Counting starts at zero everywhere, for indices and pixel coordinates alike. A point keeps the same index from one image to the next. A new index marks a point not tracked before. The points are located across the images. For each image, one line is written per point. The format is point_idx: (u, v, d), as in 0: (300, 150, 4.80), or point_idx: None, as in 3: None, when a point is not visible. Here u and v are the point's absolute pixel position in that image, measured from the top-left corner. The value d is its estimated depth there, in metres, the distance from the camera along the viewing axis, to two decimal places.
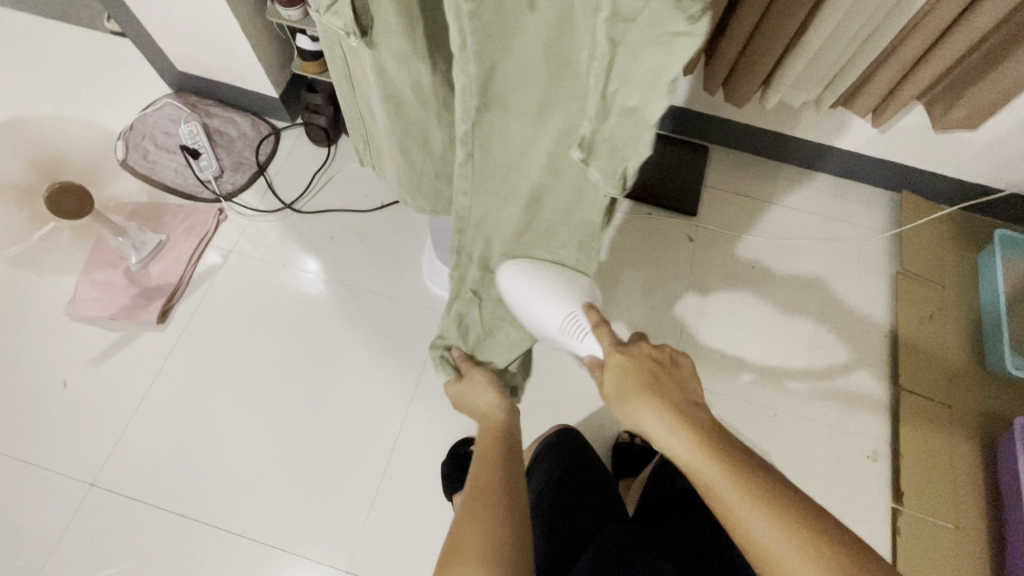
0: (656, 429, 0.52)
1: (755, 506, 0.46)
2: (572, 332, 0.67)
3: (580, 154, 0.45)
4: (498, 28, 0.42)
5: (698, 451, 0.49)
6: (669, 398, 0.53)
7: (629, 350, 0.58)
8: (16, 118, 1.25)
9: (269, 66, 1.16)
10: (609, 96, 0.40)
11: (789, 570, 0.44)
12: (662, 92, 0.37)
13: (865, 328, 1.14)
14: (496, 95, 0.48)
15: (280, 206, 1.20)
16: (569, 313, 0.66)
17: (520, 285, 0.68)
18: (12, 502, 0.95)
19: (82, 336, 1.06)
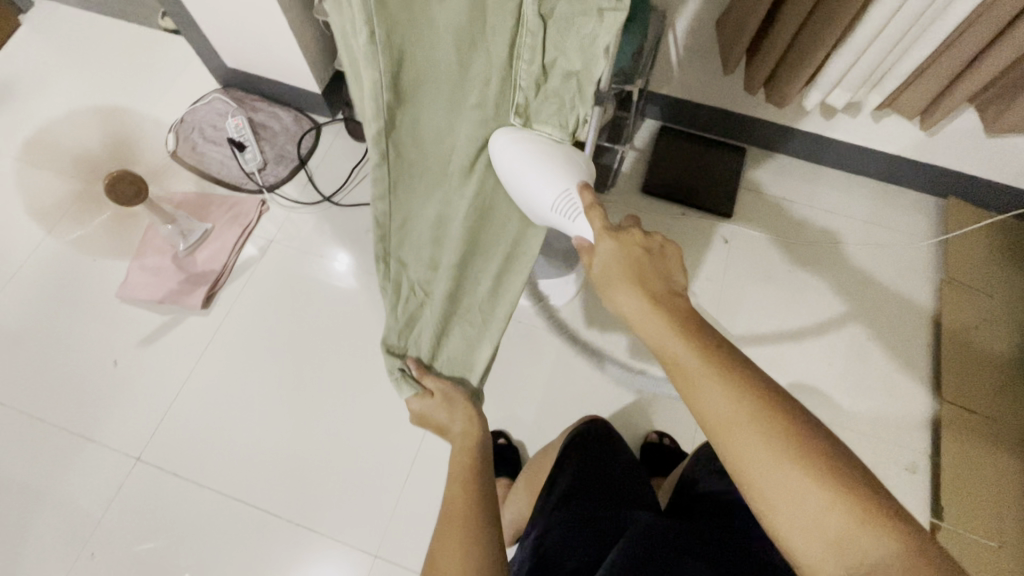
0: (627, 307, 0.53)
1: (714, 378, 0.46)
2: (563, 213, 0.63)
3: (520, 120, 0.63)
4: (406, 16, 0.51)
5: (669, 330, 0.50)
6: (648, 283, 0.54)
7: (620, 236, 0.58)
8: (77, 111, 1.32)
9: (314, 62, 1.20)
10: (547, 68, 0.58)
11: (737, 441, 0.45)
12: (592, 55, 0.56)
13: (905, 336, 1.11)
14: (411, 89, 0.58)
15: (319, 198, 1.24)
16: (564, 192, 0.62)
17: (515, 150, 0.62)
18: (64, 473, 1.00)
19: (132, 318, 1.11)
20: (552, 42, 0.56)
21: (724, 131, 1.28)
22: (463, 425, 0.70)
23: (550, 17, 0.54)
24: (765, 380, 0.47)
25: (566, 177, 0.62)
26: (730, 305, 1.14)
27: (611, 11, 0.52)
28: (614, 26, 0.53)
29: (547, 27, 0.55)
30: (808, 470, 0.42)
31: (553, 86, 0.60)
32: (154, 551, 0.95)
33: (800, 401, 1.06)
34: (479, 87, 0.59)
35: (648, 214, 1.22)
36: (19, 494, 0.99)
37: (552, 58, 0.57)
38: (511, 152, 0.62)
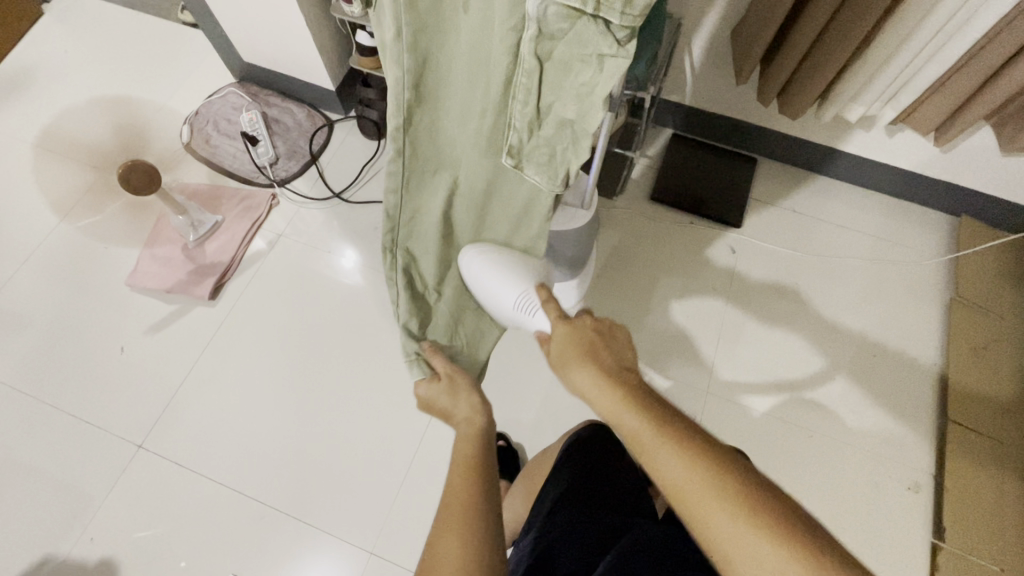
0: (581, 383, 0.53)
1: (670, 449, 0.44)
2: (525, 308, 0.69)
3: (512, 160, 0.61)
4: (427, 23, 0.55)
5: (621, 404, 0.49)
6: (602, 362, 0.54)
7: (573, 322, 0.59)
8: (95, 100, 1.34)
9: (329, 59, 1.21)
10: (547, 109, 0.55)
11: (702, 516, 0.42)
12: (591, 103, 0.51)
13: (912, 354, 1.10)
14: (427, 94, 0.62)
15: (329, 194, 1.24)
16: (523, 292, 0.69)
17: (478, 271, 0.74)
18: (68, 457, 1.01)
19: (140, 306, 1.13)
20: (549, 84, 0.53)
21: (736, 141, 1.27)
22: (468, 406, 0.65)
23: (549, 58, 0.50)
24: (722, 450, 0.45)
25: (522, 281, 0.70)
26: (735, 316, 1.13)
27: (612, 58, 0.47)
28: (614, 71, 0.48)
29: (546, 66, 0.51)
30: (773, 540, 0.39)
31: (545, 132, 0.57)
32: (152, 538, 0.96)
33: (802, 415, 1.05)
34: (483, 107, 0.60)
35: (655, 221, 1.22)
36: (23, 475, 1.00)
37: (549, 103, 0.54)
38: (477, 269, 0.74)
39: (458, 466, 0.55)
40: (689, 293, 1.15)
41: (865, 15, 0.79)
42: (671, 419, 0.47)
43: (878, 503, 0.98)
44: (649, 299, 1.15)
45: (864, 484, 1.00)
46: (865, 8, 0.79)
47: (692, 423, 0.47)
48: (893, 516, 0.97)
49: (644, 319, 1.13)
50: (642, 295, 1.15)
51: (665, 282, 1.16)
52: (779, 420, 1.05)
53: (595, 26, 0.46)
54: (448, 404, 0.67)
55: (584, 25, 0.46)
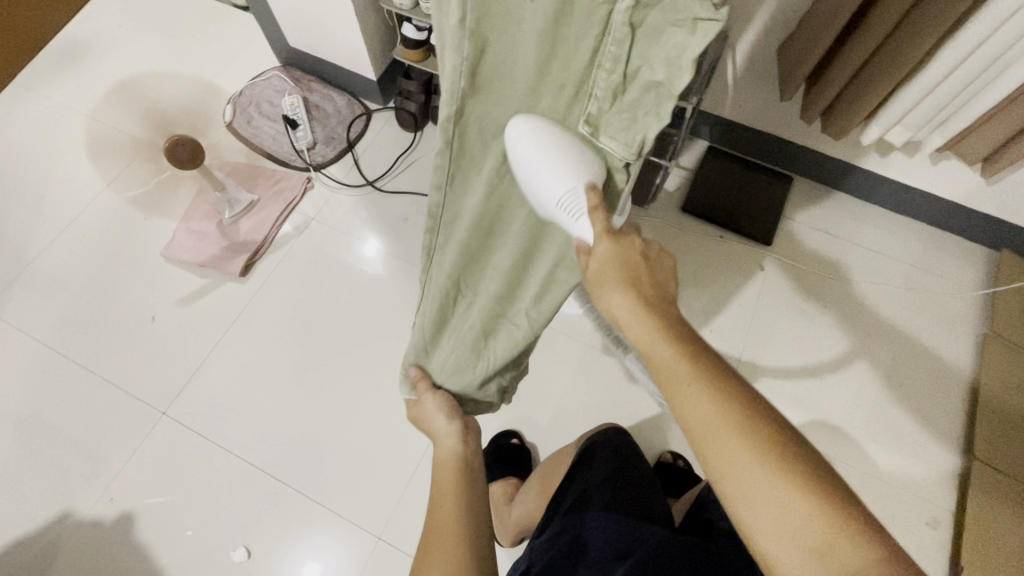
0: (618, 309, 0.53)
1: (700, 387, 0.45)
2: (567, 210, 0.58)
3: (588, 128, 0.57)
4: (495, 9, 0.49)
5: (657, 335, 0.49)
6: (640, 287, 0.53)
7: (619, 240, 0.56)
8: (145, 75, 1.38)
9: (373, 50, 1.23)
10: (632, 75, 0.52)
11: (723, 456, 0.43)
12: (683, 67, 0.49)
13: (940, 389, 1.07)
14: (485, 80, 0.55)
15: (363, 182, 1.26)
16: (570, 190, 0.56)
17: (526, 136, 0.56)
18: (95, 417, 1.04)
19: (173, 277, 1.15)
20: (637, 52, 0.50)
21: (772, 158, 1.26)
22: (444, 419, 0.73)
23: (640, 26, 0.49)
24: (746, 391, 0.46)
25: (576, 172, 0.56)
26: (759, 334, 1.12)
27: (707, 21, 0.46)
28: (708, 35, 0.47)
29: (636, 34, 0.49)
30: (790, 481, 0.41)
31: (627, 100, 0.54)
32: (169, 504, 0.99)
33: (822, 439, 1.04)
34: (556, 87, 0.56)
35: (685, 233, 1.21)
36: (51, 434, 1.03)
37: (635, 68, 0.51)
38: (528, 138, 0.56)
39: (450, 483, 0.61)
40: (714, 307, 1.15)
41: (919, 41, 0.78)
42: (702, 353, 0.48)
43: (893, 535, 0.97)
44: None
45: (880, 515, 0.98)
46: (921, 31, 0.77)
47: (716, 355, 0.48)
48: (909, 551, 0.96)
49: None
50: None
51: (689, 296, 1.15)
52: None
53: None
54: (430, 421, 0.74)
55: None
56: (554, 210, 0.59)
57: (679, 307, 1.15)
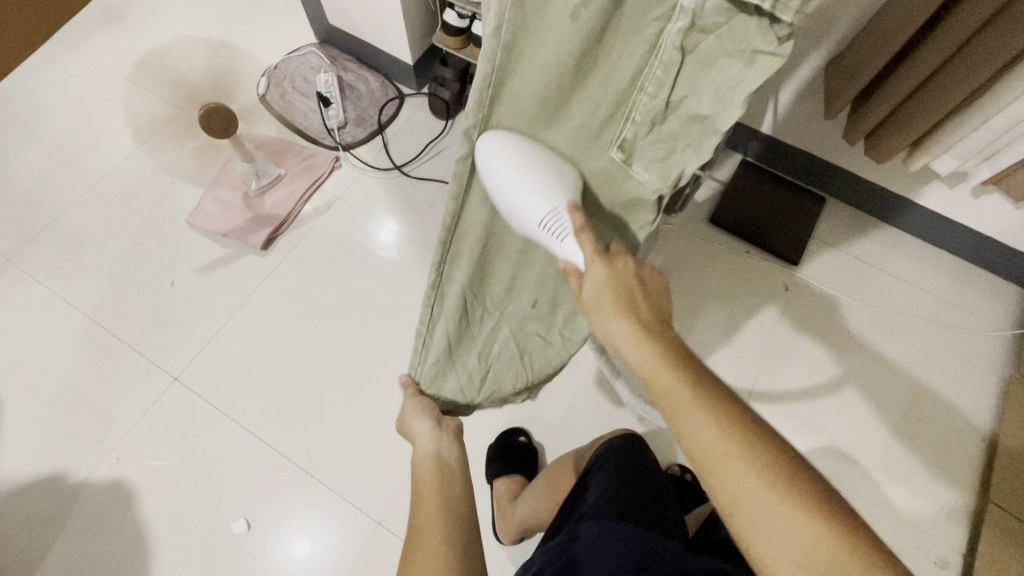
0: (618, 337, 0.50)
1: (702, 411, 0.43)
2: (551, 231, 0.54)
3: (620, 156, 0.54)
4: (533, 19, 0.45)
5: (659, 362, 0.47)
6: (639, 310, 0.51)
7: (614, 263, 0.53)
8: (183, 40, 1.38)
9: (413, 34, 1.22)
10: (677, 102, 0.49)
11: (735, 487, 0.41)
12: (734, 103, 0.47)
13: (960, 427, 1.05)
14: (512, 96, 0.51)
15: (390, 166, 1.25)
16: (553, 209, 0.53)
17: (500, 156, 0.52)
18: (109, 374, 1.05)
19: (196, 244, 1.15)
20: (684, 78, 0.47)
21: (806, 177, 1.23)
22: (428, 422, 0.70)
23: (691, 51, 0.46)
24: (748, 414, 0.44)
25: (557, 193, 0.53)
26: (778, 355, 1.11)
27: (767, 55, 0.44)
28: (766, 71, 0.44)
29: (686, 59, 0.46)
30: (807, 513, 0.39)
31: (667, 129, 0.51)
32: (175, 469, 0.99)
33: (833, 467, 1.02)
34: (587, 109, 0.52)
35: (712, 245, 1.19)
36: (65, 389, 1.04)
37: (679, 97, 0.49)
38: (500, 158, 0.52)
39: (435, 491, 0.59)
40: (735, 323, 1.13)
41: (977, 73, 0.76)
42: (700, 374, 0.46)
43: None
44: (692, 323, 1.13)
45: (887, 550, 0.96)
46: (980, 60, 0.75)
47: (716, 377, 0.46)
48: None
49: (685, 342, 1.11)
50: (686, 317, 1.13)
51: (710, 309, 1.14)
52: None
53: (754, 19, 0.42)
54: (415, 425, 0.70)
55: (743, 20, 0.42)
56: (540, 233, 0.55)
57: (698, 320, 1.13)
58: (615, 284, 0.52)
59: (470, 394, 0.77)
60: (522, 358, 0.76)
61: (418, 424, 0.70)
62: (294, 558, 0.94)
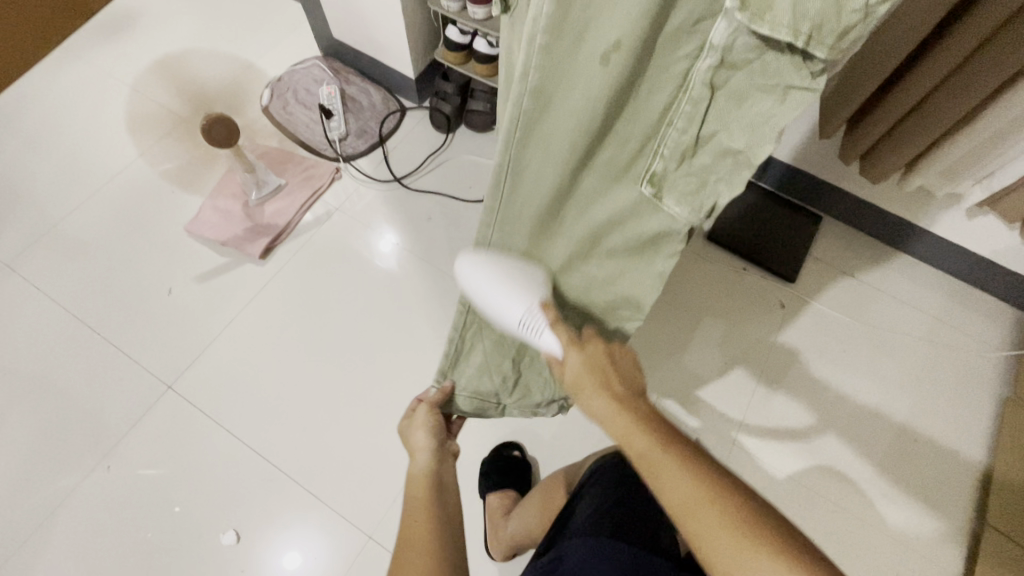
0: (600, 411, 0.50)
1: (678, 470, 0.44)
2: (530, 328, 0.59)
3: (650, 189, 0.54)
4: (557, 66, 0.46)
5: (633, 428, 0.47)
6: (613, 384, 0.52)
7: (586, 347, 0.56)
8: (188, 52, 1.40)
9: (415, 49, 1.24)
10: (706, 138, 0.48)
11: (717, 546, 0.41)
12: (766, 135, 0.45)
13: (957, 448, 1.05)
14: (540, 134, 0.52)
15: (390, 178, 1.26)
16: (527, 309, 0.59)
17: (474, 280, 0.63)
18: (102, 380, 1.05)
19: (194, 252, 1.16)
20: (715, 114, 0.46)
21: (803, 195, 1.25)
22: (427, 432, 0.69)
23: (722, 88, 0.44)
24: (724, 472, 0.44)
25: (528, 295, 0.60)
26: (774, 372, 1.10)
27: (799, 90, 0.42)
28: (800, 105, 0.43)
29: (717, 96, 0.45)
30: (792, 568, 0.39)
31: (697, 165, 0.50)
32: (165, 478, 0.98)
33: (829, 486, 1.02)
34: (618, 142, 0.53)
35: (709, 261, 1.20)
36: (56, 395, 1.04)
37: (709, 132, 0.47)
38: (476, 275, 0.62)
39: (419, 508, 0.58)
40: (731, 339, 1.13)
41: (967, 96, 0.77)
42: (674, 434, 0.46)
43: None
44: (688, 338, 1.13)
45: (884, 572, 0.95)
46: (969, 87, 0.76)
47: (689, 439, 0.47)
48: None
49: (681, 358, 1.11)
50: (682, 333, 1.13)
51: (706, 325, 1.14)
52: (803, 487, 1.02)
53: (787, 56, 0.40)
54: (412, 435, 0.69)
55: (774, 58, 0.41)
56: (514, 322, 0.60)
57: (695, 337, 1.13)
58: (591, 362, 0.54)
59: (502, 394, 0.79)
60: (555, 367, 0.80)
61: (415, 436, 0.69)
62: (282, 571, 0.93)
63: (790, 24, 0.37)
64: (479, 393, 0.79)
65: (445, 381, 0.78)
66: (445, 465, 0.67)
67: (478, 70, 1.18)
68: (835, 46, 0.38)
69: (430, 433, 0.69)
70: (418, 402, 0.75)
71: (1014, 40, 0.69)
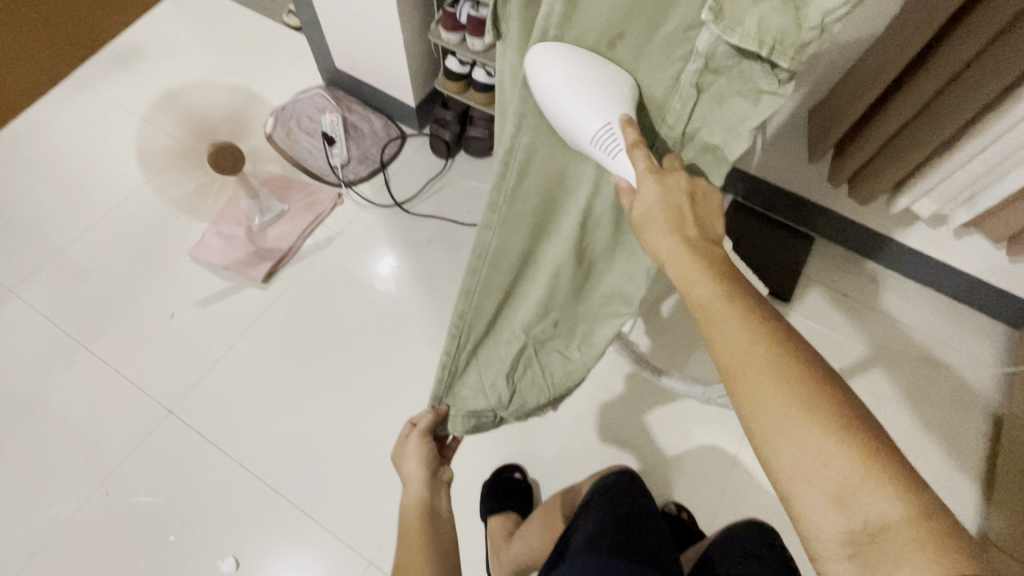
0: (662, 249, 0.48)
1: (737, 319, 0.42)
2: (603, 149, 0.48)
3: None
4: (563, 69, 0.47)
5: (700, 273, 0.45)
6: (687, 227, 0.48)
7: (665, 174, 0.49)
8: (195, 82, 1.45)
9: (415, 78, 1.28)
10: (690, 135, 0.51)
11: (763, 397, 0.40)
12: (743, 134, 0.48)
13: (954, 466, 1.06)
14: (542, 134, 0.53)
15: (391, 202, 1.29)
16: (606, 124, 0.46)
17: (552, 67, 0.46)
18: (103, 405, 1.05)
19: (197, 277, 1.17)
20: (699, 113, 0.49)
21: (796, 217, 1.27)
22: (419, 460, 0.72)
23: (705, 90, 0.47)
24: (787, 331, 0.42)
25: (611, 104, 0.46)
26: None
27: (769, 94, 0.45)
28: (769, 109, 0.46)
29: (701, 96, 0.47)
30: (840, 433, 0.38)
31: (681, 161, 0.53)
32: (164, 503, 0.98)
33: None
34: None
35: None
36: (57, 420, 1.04)
37: (694, 129, 0.50)
38: (550, 72, 0.46)
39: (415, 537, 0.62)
40: None
41: (947, 122, 0.81)
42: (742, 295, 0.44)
43: None
44: None
45: None
46: (956, 108, 0.79)
47: (757, 294, 0.45)
48: None
49: None
50: None
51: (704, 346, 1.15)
52: None
53: (758, 63, 0.44)
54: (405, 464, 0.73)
55: (750, 64, 0.44)
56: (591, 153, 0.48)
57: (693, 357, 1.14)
58: (668, 203, 0.47)
59: (500, 411, 0.78)
60: (549, 375, 0.81)
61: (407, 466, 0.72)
62: None
63: (758, 35, 0.39)
64: (475, 412, 0.77)
65: (440, 405, 0.77)
66: (434, 497, 0.70)
67: (477, 98, 1.22)
68: (795, 59, 0.41)
69: (422, 464, 0.72)
70: (410, 428, 0.77)
71: (996, 62, 0.72)
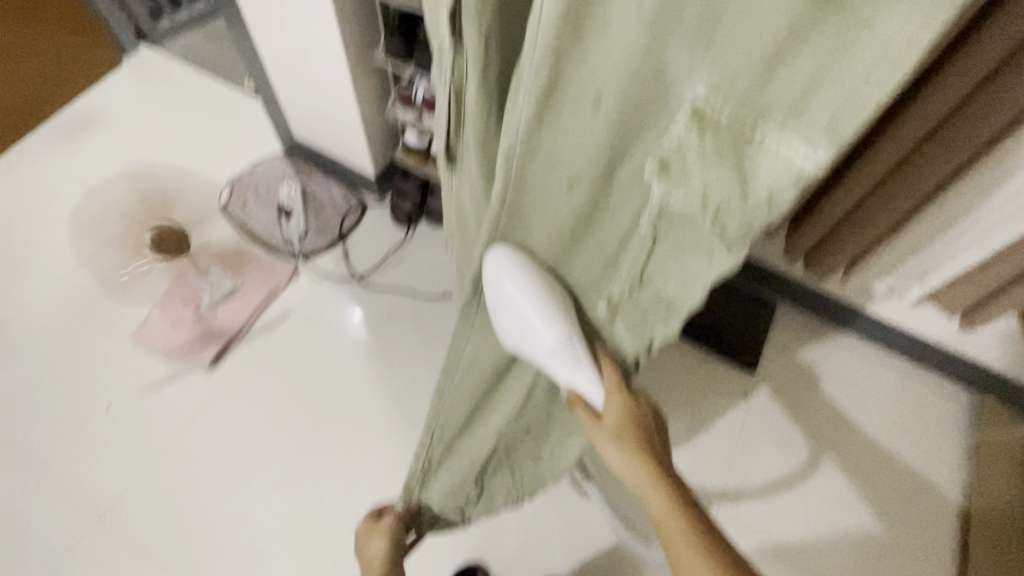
0: (617, 463, 0.61)
1: (698, 547, 0.52)
2: (562, 358, 0.62)
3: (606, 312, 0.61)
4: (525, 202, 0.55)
5: (666, 501, 0.56)
6: (651, 455, 0.60)
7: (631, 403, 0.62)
8: (149, 152, 1.41)
9: (375, 150, 1.26)
10: (648, 279, 0.55)
11: None
12: (697, 289, 0.51)
13: (921, 544, 1.06)
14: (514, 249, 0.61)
15: (349, 275, 1.25)
16: (563, 337, 0.61)
17: (509, 279, 0.59)
18: (29, 512, 0.98)
19: (138, 363, 1.10)
20: (656, 261, 0.52)
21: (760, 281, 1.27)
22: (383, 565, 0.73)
23: (661, 239, 0.51)
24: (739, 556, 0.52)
25: (564, 322, 0.61)
26: (739, 470, 1.11)
27: (722, 257, 0.47)
28: (722, 271, 0.48)
29: (654, 248, 0.52)
30: None
31: (642, 300, 0.57)
32: None
33: None
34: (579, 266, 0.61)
35: (670, 352, 1.21)
36: None
37: (650, 276, 0.54)
38: (507, 278, 0.59)
39: None
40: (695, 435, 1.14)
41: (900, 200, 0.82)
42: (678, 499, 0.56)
43: None
44: None
45: None
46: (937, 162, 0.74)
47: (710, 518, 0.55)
48: None
49: None
50: None
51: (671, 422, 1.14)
52: None
53: (707, 230, 0.46)
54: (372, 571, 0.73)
55: (698, 228, 0.47)
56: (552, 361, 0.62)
57: None
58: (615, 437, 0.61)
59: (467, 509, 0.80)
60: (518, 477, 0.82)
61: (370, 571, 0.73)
62: None
63: (706, 197, 0.43)
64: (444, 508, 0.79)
65: (410, 501, 0.78)
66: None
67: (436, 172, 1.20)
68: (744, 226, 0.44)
69: (387, 547, 0.74)
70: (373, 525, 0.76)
71: (984, 107, 0.67)
